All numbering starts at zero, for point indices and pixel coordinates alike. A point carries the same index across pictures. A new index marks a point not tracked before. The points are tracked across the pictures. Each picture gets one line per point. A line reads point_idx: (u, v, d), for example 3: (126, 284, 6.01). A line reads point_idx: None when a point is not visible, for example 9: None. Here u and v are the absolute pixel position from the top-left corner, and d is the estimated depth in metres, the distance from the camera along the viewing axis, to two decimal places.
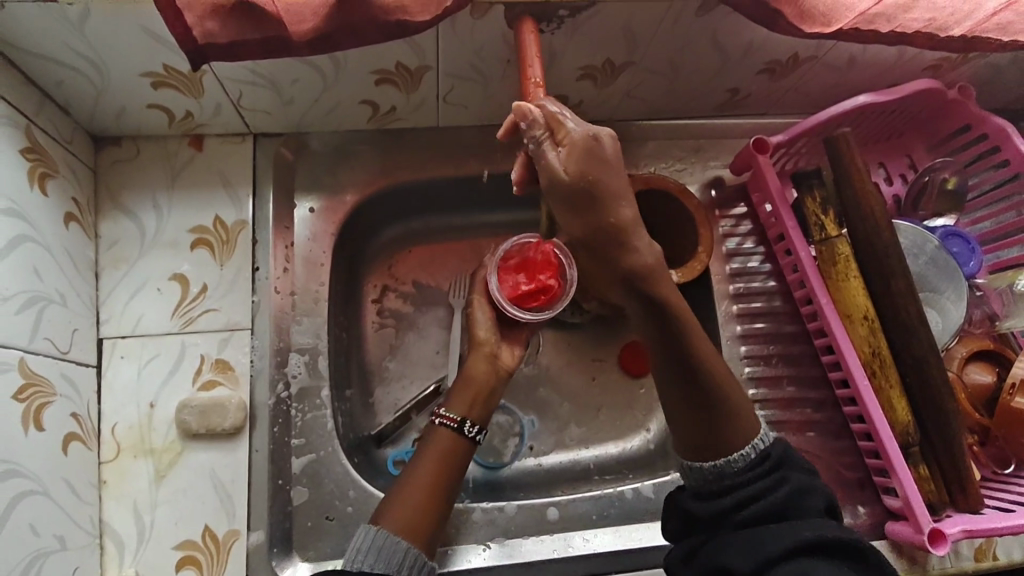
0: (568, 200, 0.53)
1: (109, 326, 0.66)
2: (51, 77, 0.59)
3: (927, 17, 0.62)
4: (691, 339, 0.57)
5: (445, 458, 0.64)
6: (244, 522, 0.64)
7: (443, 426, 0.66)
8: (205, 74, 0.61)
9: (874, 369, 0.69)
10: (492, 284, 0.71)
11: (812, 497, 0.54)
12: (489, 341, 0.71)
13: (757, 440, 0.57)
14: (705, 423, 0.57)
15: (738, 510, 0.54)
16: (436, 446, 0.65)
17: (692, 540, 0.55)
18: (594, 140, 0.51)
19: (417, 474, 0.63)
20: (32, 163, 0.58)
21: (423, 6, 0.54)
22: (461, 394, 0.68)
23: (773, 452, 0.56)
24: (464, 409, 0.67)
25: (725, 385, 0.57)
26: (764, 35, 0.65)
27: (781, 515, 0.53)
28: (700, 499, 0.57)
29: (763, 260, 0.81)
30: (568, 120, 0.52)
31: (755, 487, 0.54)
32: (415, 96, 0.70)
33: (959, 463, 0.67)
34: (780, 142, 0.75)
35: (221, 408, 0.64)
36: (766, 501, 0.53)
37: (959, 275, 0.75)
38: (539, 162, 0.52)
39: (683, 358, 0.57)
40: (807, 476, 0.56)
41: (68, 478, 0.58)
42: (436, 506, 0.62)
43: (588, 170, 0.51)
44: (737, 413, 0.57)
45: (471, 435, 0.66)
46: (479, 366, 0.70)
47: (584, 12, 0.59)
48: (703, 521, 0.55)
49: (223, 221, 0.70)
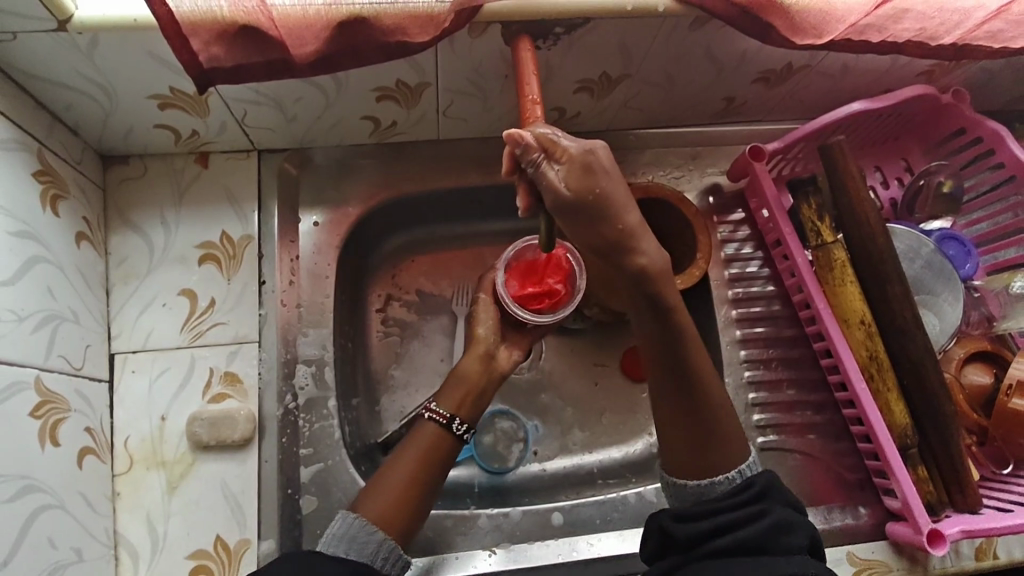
0: (574, 215, 0.51)
1: (120, 341, 0.68)
2: (61, 101, 0.60)
3: (917, 27, 0.63)
4: (695, 362, 0.59)
5: (426, 455, 0.65)
6: (254, 531, 0.65)
7: (432, 421, 0.67)
8: (211, 96, 0.62)
9: (871, 372, 0.70)
10: (499, 281, 0.72)
11: (792, 534, 0.54)
12: (486, 340, 0.71)
13: (744, 467, 0.60)
14: (696, 442, 0.60)
15: (713, 536, 0.55)
16: (417, 441, 0.66)
17: (672, 560, 0.56)
18: (591, 154, 0.51)
19: (396, 466, 0.64)
20: (45, 185, 0.60)
21: (422, 28, 0.56)
22: (452, 392, 0.69)
23: (756, 483, 0.57)
24: (453, 406, 0.68)
25: (716, 414, 0.60)
26: (757, 46, 0.66)
27: (758, 547, 0.53)
28: (677, 519, 0.57)
29: (762, 265, 0.82)
30: (562, 139, 0.51)
31: (735, 515, 0.55)
32: (415, 111, 0.71)
33: (956, 462, 0.68)
34: (776, 149, 0.76)
35: (230, 420, 0.66)
36: (740, 531, 0.54)
37: (955, 278, 0.76)
38: (540, 183, 0.51)
39: (687, 383, 0.59)
40: (791, 512, 0.56)
41: (83, 491, 0.60)
42: (415, 500, 0.63)
43: (590, 183, 0.50)
44: (725, 440, 0.60)
45: (460, 432, 0.67)
46: (473, 365, 0.70)
47: (579, 29, 0.60)
48: (679, 541, 0.56)
49: (230, 236, 0.72)
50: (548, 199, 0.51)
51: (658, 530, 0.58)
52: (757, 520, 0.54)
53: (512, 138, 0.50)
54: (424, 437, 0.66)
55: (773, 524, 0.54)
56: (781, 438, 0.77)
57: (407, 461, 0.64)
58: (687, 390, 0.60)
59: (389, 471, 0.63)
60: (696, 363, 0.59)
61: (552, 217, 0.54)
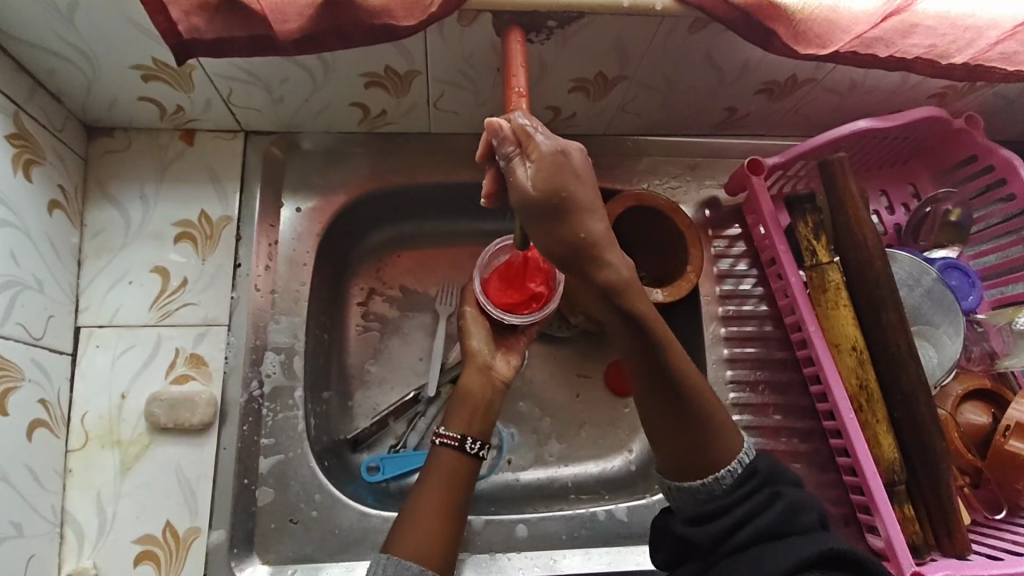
0: (537, 217, 0.48)
1: (87, 315, 0.66)
2: (43, 66, 0.59)
3: (927, 44, 0.60)
4: (683, 375, 0.55)
5: (451, 483, 0.62)
6: (205, 521, 0.63)
7: (445, 446, 0.65)
8: (194, 69, 0.61)
9: (861, 403, 0.67)
10: (477, 288, 0.71)
11: (807, 513, 0.53)
12: (485, 353, 0.70)
13: (743, 455, 0.57)
14: (691, 439, 0.56)
15: (733, 533, 0.52)
16: (443, 466, 0.63)
17: (693, 566, 0.54)
18: (562, 155, 0.48)
19: (425, 498, 0.61)
20: (18, 148, 0.59)
21: (408, 11, 0.54)
22: (460, 412, 0.67)
23: (759, 465, 0.56)
24: (464, 426, 0.66)
25: (708, 411, 0.56)
26: (761, 54, 0.64)
27: (778, 531, 0.51)
28: (694, 525, 0.55)
29: (756, 283, 0.79)
30: (538, 133, 0.48)
31: (748, 505, 0.53)
32: (405, 100, 0.69)
33: (946, 502, 0.64)
34: (776, 164, 0.73)
35: (190, 404, 0.64)
36: (758, 520, 0.52)
37: (956, 309, 0.72)
38: (509, 178, 0.48)
39: (667, 381, 0.55)
40: (798, 491, 0.55)
41: (30, 464, 0.58)
42: (451, 527, 0.60)
43: (558, 184, 0.47)
44: (720, 435, 0.56)
45: (474, 451, 0.65)
46: (474, 379, 0.68)
47: (572, 24, 0.58)
48: (700, 547, 0.53)
49: (209, 216, 0.70)
50: (513, 198, 0.48)
51: (670, 535, 0.56)
52: (773, 502, 0.53)
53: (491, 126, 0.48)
54: (445, 462, 0.64)
55: (788, 503, 0.52)
56: None
57: (438, 489, 0.62)
58: (667, 387, 0.55)
59: (421, 500, 0.61)
60: (681, 372, 0.55)
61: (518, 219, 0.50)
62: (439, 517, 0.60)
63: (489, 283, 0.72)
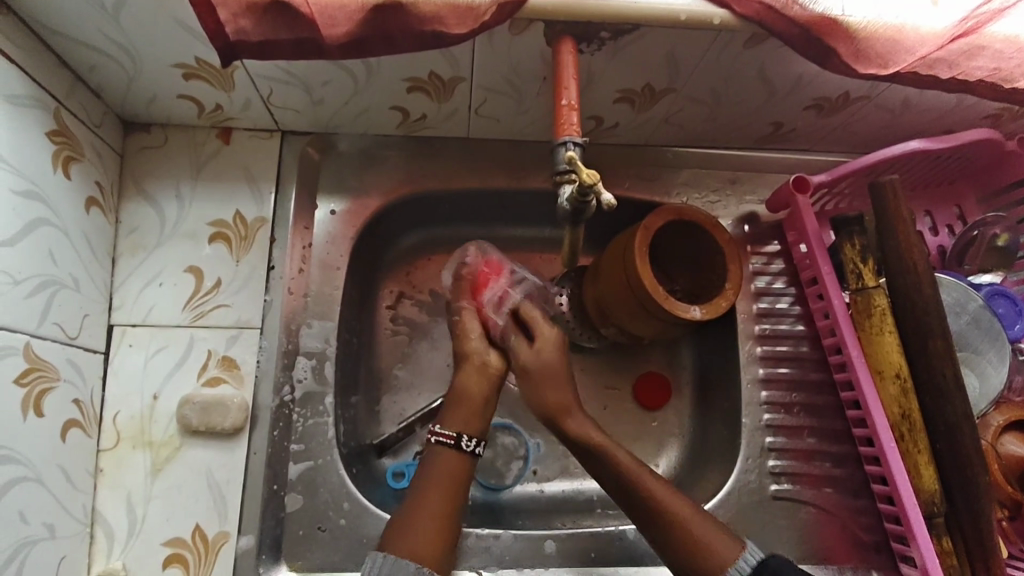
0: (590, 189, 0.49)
1: (120, 313, 0.66)
2: (85, 62, 0.58)
3: (992, 66, 0.58)
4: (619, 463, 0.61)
5: (455, 479, 0.61)
6: (234, 525, 0.62)
7: (440, 445, 0.63)
8: (237, 70, 0.60)
9: (902, 432, 0.65)
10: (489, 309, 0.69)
11: None
12: (481, 351, 0.67)
13: (748, 555, 0.56)
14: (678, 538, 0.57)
15: None
16: (442, 467, 0.61)
17: None
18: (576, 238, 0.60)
19: (429, 486, 0.60)
20: (58, 146, 0.58)
21: (460, 19, 0.53)
22: (457, 410, 0.64)
23: (771, 563, 0.55)
24: (460, 425, 0.63)
25: (676, 512, 0.58)
26: (816, 70, 0.62)
27: None
28: None
29: (793, 302, 0.77)
30: (575, 240, 0.61)
31: None
32: (446, 105, 0.68)
33: (986, 538, 0.62)
34: (822, 182, 0.71)
35: (222, 407, 0.64)
36: None
37: (1002, 337, 0.70)
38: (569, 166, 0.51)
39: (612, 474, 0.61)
40: None
41: (64, 465, 0.57)
42: (449, 526, 0.58)
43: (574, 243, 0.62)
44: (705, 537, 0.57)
45: (471, 449, 0.63)
46: (470, 379, 0.66)
47: (626, 35, 0.57)
48: None
49: (244, 216, 0.70)
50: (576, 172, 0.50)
51: None
52: None
53: (597, 186, 0.49)
54: (447, 465, 0.61)
55: None
56: (795, 488, 0.73)
57: (437, 488, 0.59)
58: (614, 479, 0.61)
59: (420, 498, 0.59)
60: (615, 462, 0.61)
61: (574, 188, 0.51)
62: (437, 512, 0.58)
63: (464, 279, 0.72)
